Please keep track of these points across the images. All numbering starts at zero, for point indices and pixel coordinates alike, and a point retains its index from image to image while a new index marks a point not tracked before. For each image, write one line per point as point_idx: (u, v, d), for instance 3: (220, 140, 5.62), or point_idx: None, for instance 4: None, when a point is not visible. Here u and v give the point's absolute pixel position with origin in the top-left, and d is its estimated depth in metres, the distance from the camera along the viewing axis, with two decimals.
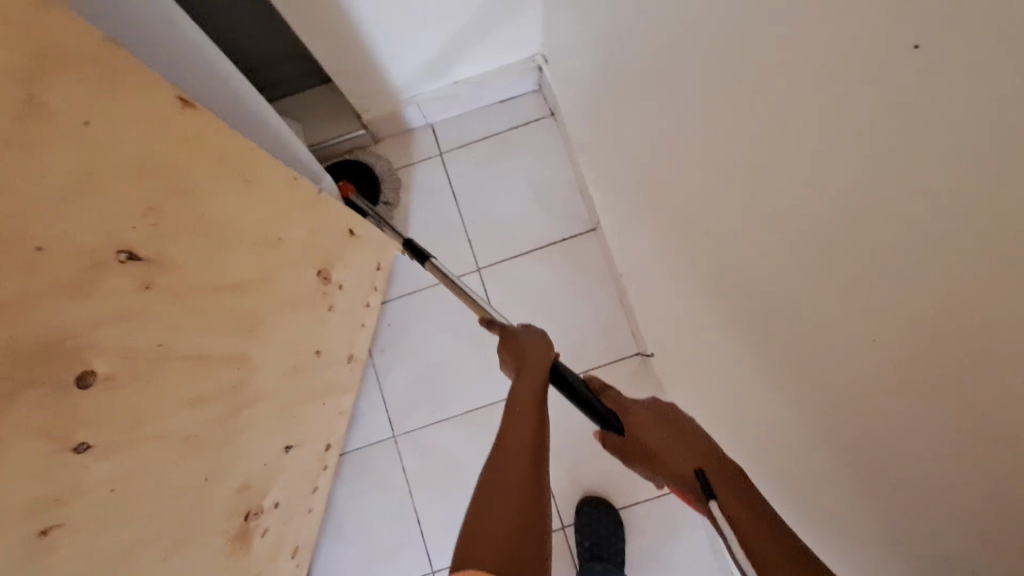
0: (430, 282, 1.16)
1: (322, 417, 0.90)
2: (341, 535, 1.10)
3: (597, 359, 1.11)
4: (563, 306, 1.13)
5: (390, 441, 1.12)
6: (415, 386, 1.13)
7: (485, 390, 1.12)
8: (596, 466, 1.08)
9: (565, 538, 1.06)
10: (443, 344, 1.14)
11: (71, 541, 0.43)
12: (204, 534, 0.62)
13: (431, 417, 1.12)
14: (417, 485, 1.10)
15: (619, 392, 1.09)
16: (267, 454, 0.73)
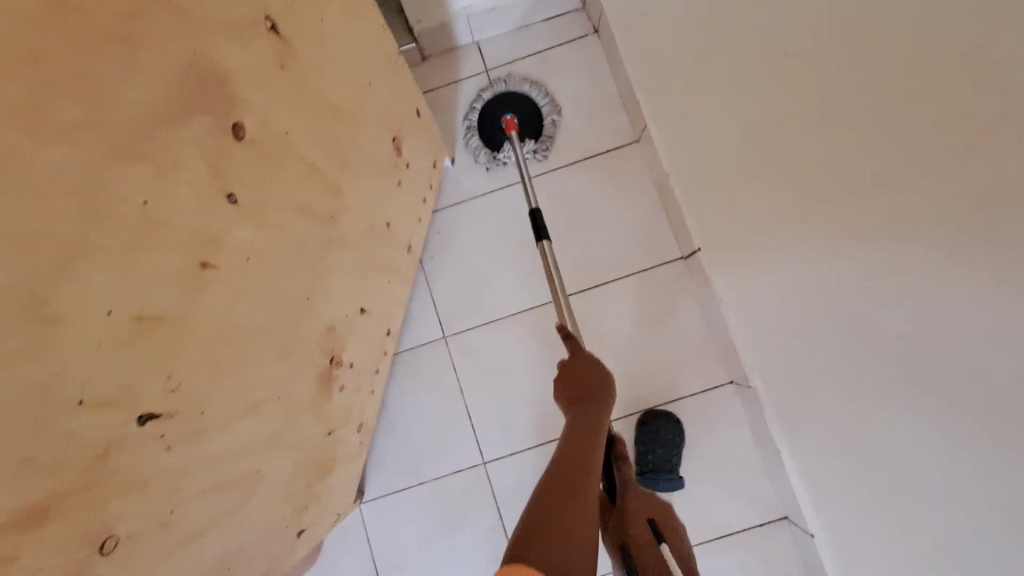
0: (479, 191, 1.20)
1: (386, 296, 0.94)
2: (394, 430, 1.14)
3: (641, 263, 1.15)
4: (607, 216, 1.17)
5: (441, 341, 1.16)
6: (464, 291, 1.17)
7: (533, 293, 1.16)
8: (640, 363, 1.13)
9: (613, 431, 1.13)
10: (491, 249, 1.18)
11: (215, 290, 0.47)
12: (302, 354, 0.66)
13: (480, 318, 1.16)
14: (467, 384, 1.14)
15: (663, 294, 1.14)
16: (347, 307, 0.78)
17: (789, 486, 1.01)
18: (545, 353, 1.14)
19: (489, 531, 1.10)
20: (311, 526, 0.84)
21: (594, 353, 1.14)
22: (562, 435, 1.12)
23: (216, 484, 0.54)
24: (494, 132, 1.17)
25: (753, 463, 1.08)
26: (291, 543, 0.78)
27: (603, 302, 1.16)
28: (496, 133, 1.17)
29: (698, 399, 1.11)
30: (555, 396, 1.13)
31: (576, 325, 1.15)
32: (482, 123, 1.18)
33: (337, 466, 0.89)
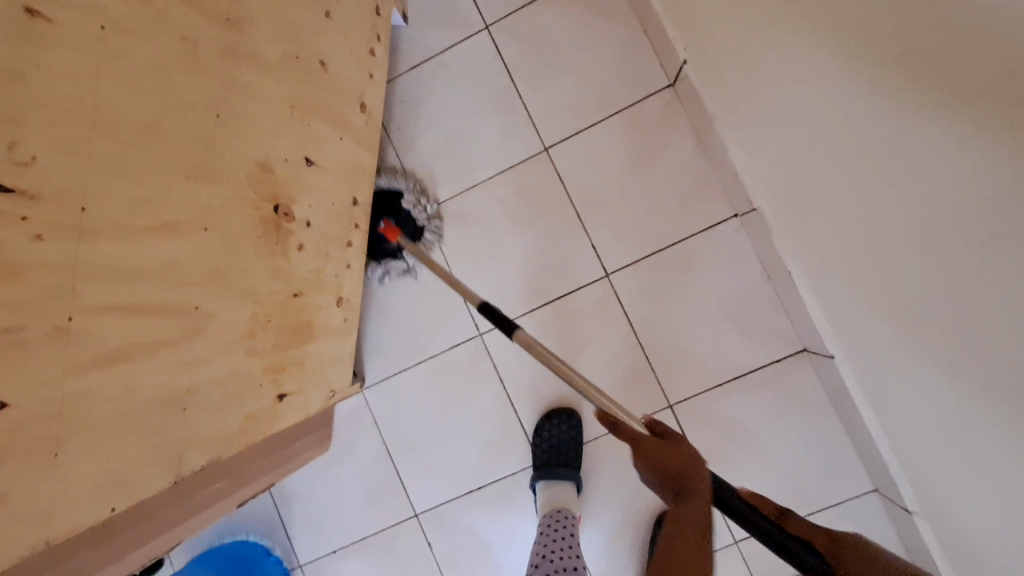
0: (439, 48, 1.10)
1: (343, 156, 0.87)
2: (386, 313, 1.11)
3: (625, 100, 1.04)
4: (582, 53, 1.05)
5: (420, 218, 1.10)
6: (437, 160, 1.10)
7: (510, 151, 1.08)
8: (634, 210, 1.04)
9: (611, 286, 1.05)
10: (459, 111, 1.09)
11: (63, 54, 0.40)
12: (230, 185, 0.60)
13: (458, 187, 1.09)
14: (452, 256, 1.09)
15: (653, 130, 1.03)
16: (288, 149, 0.71)
17: (807, 311, 0.93)
18: (530, 213, 1.07)
19: (494, 401, 1.08)
20: (296, 393, 0.82)
21: (583, 207, 1.06)
22: (558, 297, 1.06)
23: (139, 306, 0.49)
24: (377, 245, 1.08)
25: (766, 298, 1.00)
26: (274, 403, 0.76)
27: (587, 150, 1.06)
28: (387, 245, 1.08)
29: (701, 239, 1.02)
30: (547, 256, 1.07)
31: (560, 179, 1.06)
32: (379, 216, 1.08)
33: (317, 336, 0.86)
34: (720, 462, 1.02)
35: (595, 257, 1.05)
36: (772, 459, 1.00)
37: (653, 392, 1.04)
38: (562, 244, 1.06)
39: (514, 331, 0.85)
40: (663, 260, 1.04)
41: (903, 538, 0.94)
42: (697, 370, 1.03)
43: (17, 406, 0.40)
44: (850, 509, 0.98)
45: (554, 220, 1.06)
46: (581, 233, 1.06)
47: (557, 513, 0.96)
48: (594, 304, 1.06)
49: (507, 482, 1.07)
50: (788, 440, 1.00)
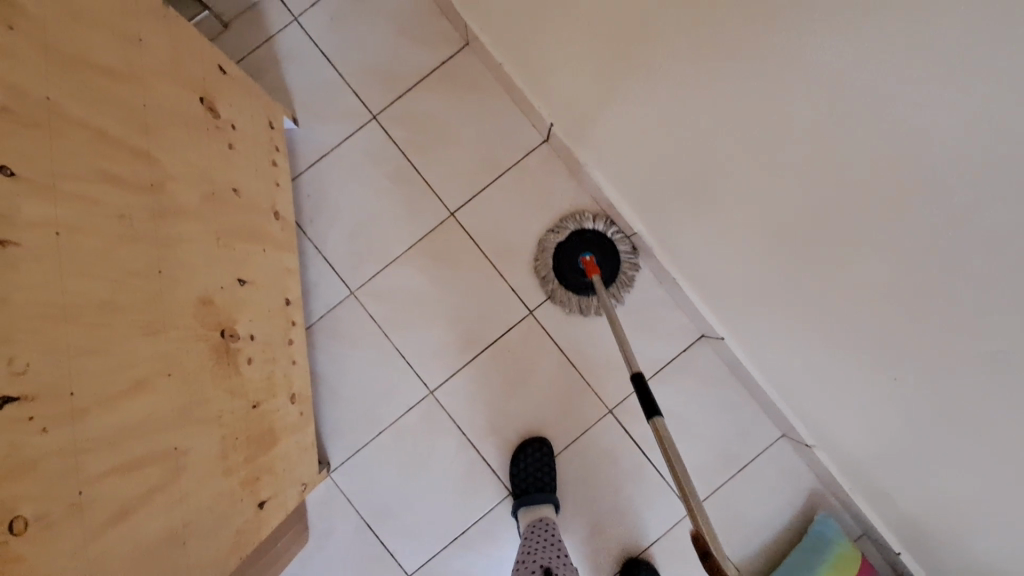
0: (333, 142, 1.19)
1: (268, 264, 0.93)
2: (337, 395, 1.16)
3: (510, 159, 1.20)
4: (464, 126, 1.19)
5: (350, 298, 1.17)
6: (354, 243, 1.18)
7: (420, 222, 1.19)
8: (539, 250, 1.19)
9: (537, 320, 1.19)
10: (366, 195, 1.19)
11: (31, 266, 0.46)
12: (180, 327, 0.66)
13: (379, 263, 1.18)
14: (388, 326, 1.17)
15: (539, 181, 1.20)
16: (220, 277, 0.77)
17: (694, 304, 1.12)
18: (450, 272, 1.18)
19: (458, 448, 1.16)
20: (273, 497, 0.85)
21: (496, 257, 1.19)
22: (494, 339, 1.18)
23: (129, 461, 0.54)
24: (574, 278, 1.16)
25: (662, 299, 1.19)
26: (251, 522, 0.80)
27: (487, 207, 1.20)
28: (576, 277, 1.16)
29: None
30: (474, 306, 1.18)
31: (470, 237, 1.19)
32: (563, 265, 1.17)
33: (280, 437, 0.90)
34: (661, 447, 1.18)
35: (516, 297, 1.19)
36: (700, 432, 1.18)
37: (593, 402, 1.19)
38: (485, 292, 1.18)
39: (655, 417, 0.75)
40: None
41: (813, 468, 1.15)
42: (624, 374, 1.19)
43: None
44: (770, 455, 1.17)
45: (473, 274, 1.18)
46: (500, 279, 1.19)
47: (540, 522, 1.08)
48: (526, 340, 1.19)
49: (487, 519, 1.16)
50: (709, 412, 1.18)
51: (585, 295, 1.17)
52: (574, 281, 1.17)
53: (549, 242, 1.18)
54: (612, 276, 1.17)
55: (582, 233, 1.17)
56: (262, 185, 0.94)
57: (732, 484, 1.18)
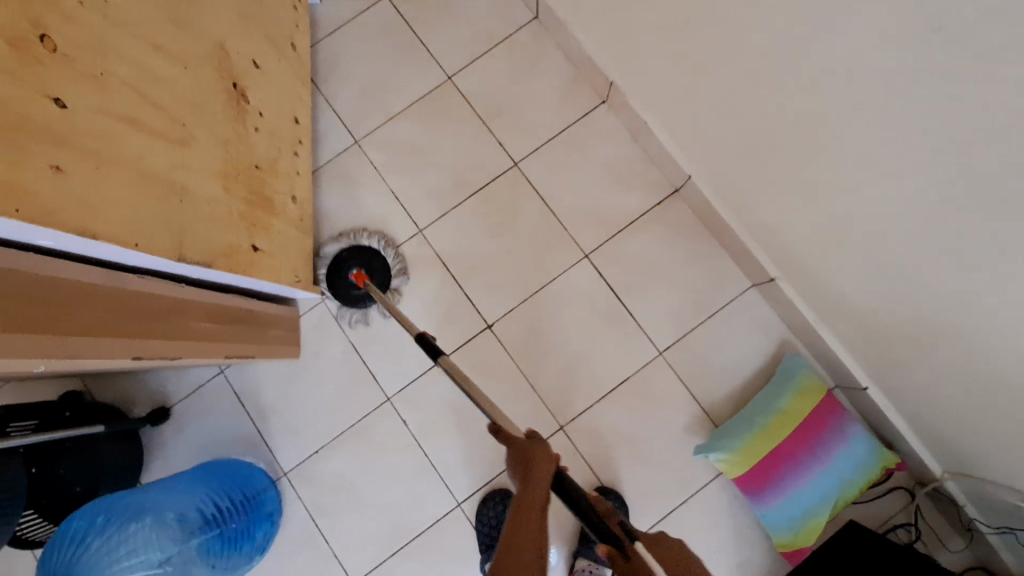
0: (349, 16, 1.35)
1: (280, 76, 1.08)
2: (335, 229, 1.28)
3: (502, 33, 1.33)
4: (462, 4, 1.35)
5: (354, 146, 1.31)
6: (362, 99, 1.32)
7: (420, 83, 1.33)
8: (525, 110, 1.31)
9: (520, 172, 1.29)
10: (375, 60, 1.34)
11: None
12: (199, 47, 0.79)
13: (382, 118, 1.32)
14: (387, 171, 1.30)
15: (528, 52, 1.32)
16: (237, 44, 0.91)
17: (666, 151, 1.21)
18: (443, 127, 1.31)
19: (442, 282, 1.26)
20: (266, 255, 0.97)
21: (486, 115, 1.31)
22: (480, 188, 1.29)
23: (144, 94, 0.67)
24: (344, 293, 1.23)
25: (638, 156, 1.28)
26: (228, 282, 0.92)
27: (481, 72, 1.33)
28: (344, 287, 1.22)
29: (582, 122, 1.29)
30: (463, 158, 1.30)
31: (464, 97, 1.32)
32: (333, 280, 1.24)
33: (277, 217, 1.02)
34: (634, 291, 1.24)
35: (502, 151, 1.30)
36: (670, 277, 1.24)
37: (570, 248, 1.26)
38: (473, 146, 1.30)
39: (440, 357, 0.93)
40: (555, 145, 1.29)
41: (780, 311, 1.19)
42: (600, 223, 1.27)
43: (68, 110, 0.55)
44: (739, 303, 1.22)
45: (464, 129, 1.31)
46: (488, 135, 1.31)
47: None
48: (509, 189, 1.29)
49: (464, 348, 1.23)
50: (680, 260, 1.24)
51: (352, 306, 1.23)
52: (340, 289, 1.23)
53: (323, 253, 1.25)
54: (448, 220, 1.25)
55: (358, 254, 1.25)
56: (280, 11, 1.10)
57: (701, 330, 1.22)
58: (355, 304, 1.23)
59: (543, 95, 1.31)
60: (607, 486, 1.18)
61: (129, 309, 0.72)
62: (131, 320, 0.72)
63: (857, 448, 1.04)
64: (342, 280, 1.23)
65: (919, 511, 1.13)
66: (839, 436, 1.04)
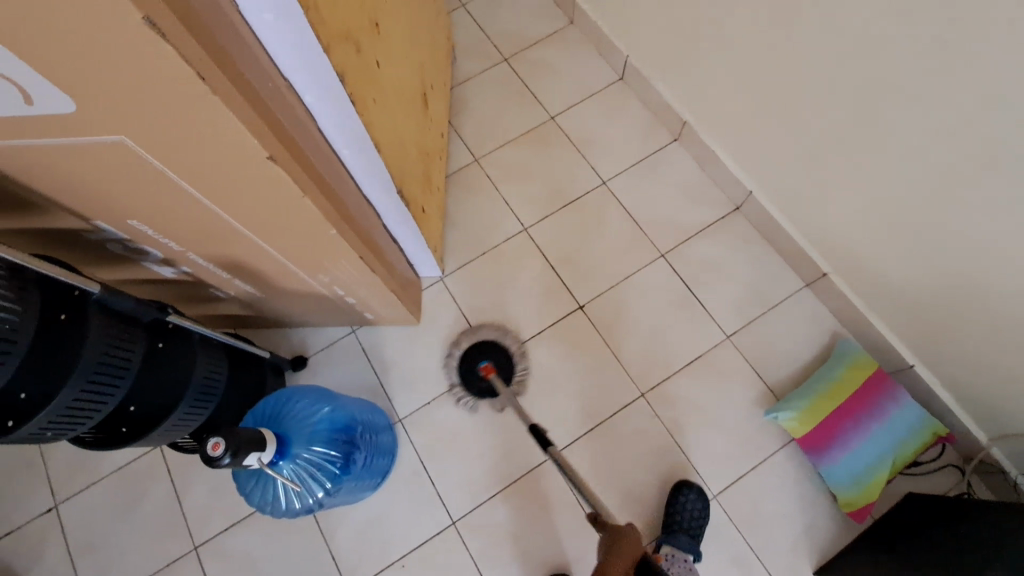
0: (477, 72, 1.76)
1: (438, 100, 1.44)
2: (456, 222, 1.56)
3: (595, 88, 1.72)
4: (564, 68, 1.75)
5: (474, 163, 1.64)
6: (482, 130, 1.69)
7: (529, 121, 1.69)
8: (612, 143, 1.65)
9: (608, 189, 1.59)
10: (494, 103, 1.72)
11: None
12: (411, 62, 1.14)
13: (498, 144, 1.67)
14: (500, 182, 1.62)
15: (615, 102, 1.69)
16: (424, 68, 1.27)
17: (730, 173, 1.50)
18: (546, 153, 1.65)
19: (541, 269, 1.51)
20: (423, 219, 1.25)
21: (580, 146, 1.65)
22: (575, 198, 1.59)
23: (393, 77, 0.99)
24: (473, 383, 1.37)
25: (704, 180, 1.58)
26: (397, 230, 1.19)
27: (577, 115, 1.69)
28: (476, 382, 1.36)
29: (658, 153, 1.62)
30: (561, 176, 1.62)
31: (563, 131, 1.67)
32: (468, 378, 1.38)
33: (429, 195, 1.32)
34: (703, 284, 1.47)
35: (593, 172, 1.62)
36: (734, 274, 1.47)
37: (649, 248, 1.52)
38: (570, 167, 1.63)
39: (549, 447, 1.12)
40: (636, 169, 1.61)
41: (830, 304, 1.40)
42: (675, 229, 1.53)
43: (373, 70, 0.87)
44: (796, 298, 1.43)
45: (563, 155, 1.64)
46: (581, 160, 1.63)
47: None
48: (599, 200, 1.58)
49: (558, 323, 1.45)
50: (742, 261, 1.48)
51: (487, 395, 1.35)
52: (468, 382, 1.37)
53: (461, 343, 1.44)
54: (698, 206, 1.55)
55: (481, 346, 1.41)
56: (440, 58, 1.49)
57: (763, 319, 1.42)
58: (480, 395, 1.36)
59: (626, 133, 1.65)
60: (684, 447, 1.32)
61: (359, 221, 0.99)
62: (359, 228, 0.99)
63: (909, 411, 1.20)
64: (466, 369, 1.39)
65: (970, 487, 1.25)
66: (892, 400, 1.20)
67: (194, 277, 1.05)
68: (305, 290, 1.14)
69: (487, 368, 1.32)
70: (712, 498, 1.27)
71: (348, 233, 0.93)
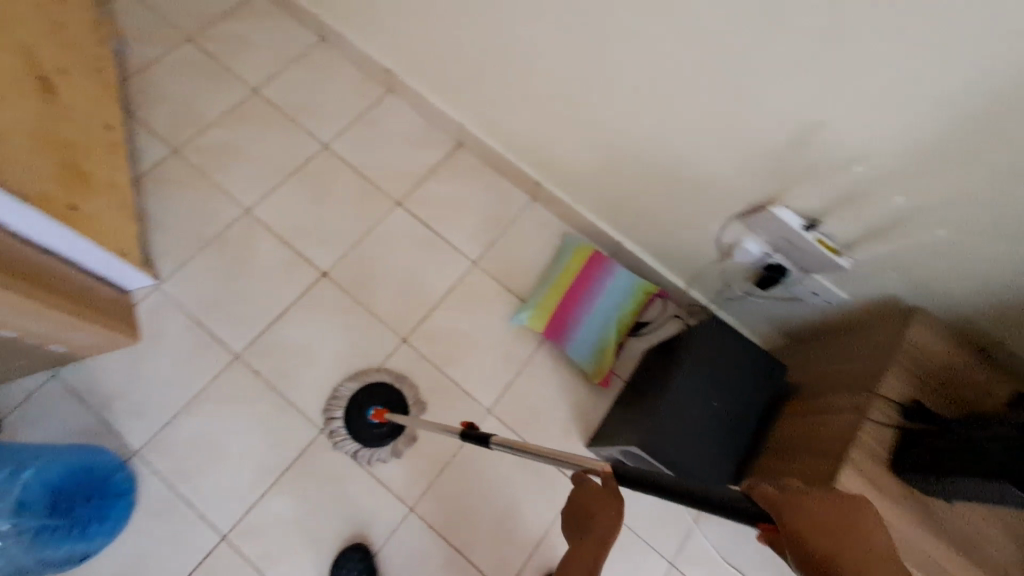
0: (157, 55, 1.56)
1: (88, 87, 1.24)
2: (162, 222, 1.39)
3: (297, 54, 1.63)
4: (259, 37, 1.64)
5: (173, 154, 1.46)
6: (177, 117, 1.51)
7: (229, 98, 1.55)
8: (326, 106, 1.59)
9: (331, 151, 1.54)
10: (185, 86, 1.54)
11: None
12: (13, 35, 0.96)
13: (199, 128, 1.50)
14: (209, 168, 1.47)
15: (322, 64, 1.63)
16: (46, 43, 1.09)
17: (442, 111, 1.55)
18: (257, 129, 1.53)
19: (275, 246, 1.41)
20: (86, 218, 1.09)
21: (293, 114, 1.57)
22: (298, 168, 1.51)
23: None
24: (366, 431, 1.26)
25: (424, 123, 1.61)
26: (37, 232, 1.01)
27: (283, 83, 1.60)
28: (362, 427, 1.26)
29: (374, 107, 1.60)
30: (280, 148, 1.52)
31: (272, 103, 1.57)
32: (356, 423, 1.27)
33: (94, 192, 1.14)
34: (442, 221, 1.50)
35: (312, 138, 1.55)
36: (468, 205, 1.53)
37: (383, 199, 1.51)
38: (286, 138, 1.53)
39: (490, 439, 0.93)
40: (356, 127, 1.58)
41: (553, 210, 1.53)
42: (405, 175, 1.54)
43: None
44: (526, 213, 1.54)
45: (276, 126, 1.54)
46: (298, 129, 1.55)
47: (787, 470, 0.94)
48: (324, 165, 1.52)
49: (305, 296, 1.38)
50: (473, 191, 1.54)
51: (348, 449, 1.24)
52: (360, 428, 1.26)
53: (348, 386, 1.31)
54: (423, 151, 1.57)
55: (382, 391, 1.30)
56: (82, 40, 1.28)
57: (502, 238, 1.51)
58: (370, 442, 1.25)
59: (339, 92, 1.61)
60: (454, 377, 1.35)
61: None
62: None
63: (621, 280, 1.39)
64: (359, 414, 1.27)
65: None
66: (607, 275, 1.39)
67: None
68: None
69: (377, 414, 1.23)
70: (487, 415, 1.34)
71: None
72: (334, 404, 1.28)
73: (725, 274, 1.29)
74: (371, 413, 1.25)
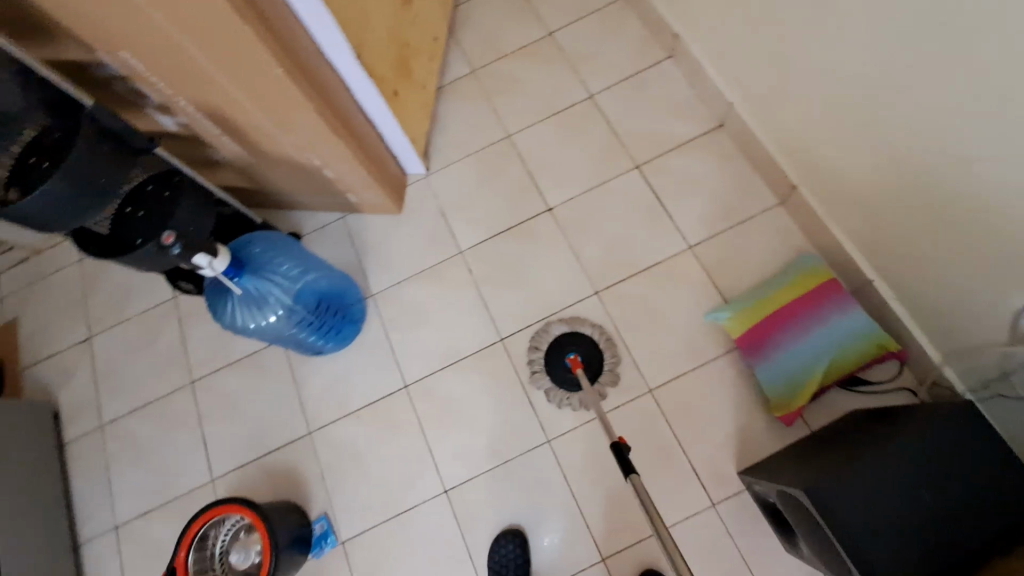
0: None
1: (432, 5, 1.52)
2: (444, 127, 1.66)
3: (597, 7, 1.72)
4: None
5: (470, 75, 1.71)
6: (482, 44, 1.74)
7: (527, 36, 1.73)
8: (605, 59, 1.66)
9: (594, 103, 1.62)
10: (497, 19, 1.77)
11: None
12: None
13: (495, 57, 1.72)
14: (492, 93, 1.68)
15: (616, 20, 1.69)
16: None
17: (716, 88, 1.48)
18: (540, 68, 1.69)
19: (518, 173, 1.58)
20: (398, 105, 1.37)
21: (574, 61, 1.67)
22: (561, 110, 1.63)
23: None
24: (558, 373, 1.34)
25: (693, 97, 1.56)
26: (372, 110, 1.31)
27: (576, 32, 1.71)
28: (559, 370, 1.33)
29: (650, 70, 1.62)
30: (553, 89, 1.66)
31: (560, 47, 1.70)
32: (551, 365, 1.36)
33: (408, 87, 1.41)
34: (673, 196, 1.48)
35: (583, 87, 1.64)
36: (706, 189, 1.47)
37: (625, 159, 1.54)
38: (561, 82, 1.66)
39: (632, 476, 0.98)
40: (625, 85, 1.62)
41: (800, 221, 1.38)
42: (654, 142, 1.54)
43: None
44: (767, 215, 1.42)
45: (555, 69, 1.68)
46: (573, 75, 1.66)
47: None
48: (584, 113, 1.61)
49: (527, 223, 1.52)
50: (717, 177, 1.47)
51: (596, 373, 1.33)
52: (554, 371, 1.34)
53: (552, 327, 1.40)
54: (680, 123, 1.54)
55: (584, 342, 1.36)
56: None
57: (730, 233, 1.42)
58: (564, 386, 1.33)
59: (622, 49, 1.66)
60: (627, 345, 1.37)
61: (321, 81, 1.13)
62: (321, 86, 1.12)
63: (853, 321, 1.20)
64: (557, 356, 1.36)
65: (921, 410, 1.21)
66: (839, 310, 1.21)
67: (190, 129, 1.20)
68: (288, 158, 1.28)
69: (574, 362, 1.30)
70: (646, 393, 1.33)
71: (303, 81, 1.05)
72: (540, 339, 1.39)
73: (1006, 368, 1.01)
74: (568, 359, 1.33)
